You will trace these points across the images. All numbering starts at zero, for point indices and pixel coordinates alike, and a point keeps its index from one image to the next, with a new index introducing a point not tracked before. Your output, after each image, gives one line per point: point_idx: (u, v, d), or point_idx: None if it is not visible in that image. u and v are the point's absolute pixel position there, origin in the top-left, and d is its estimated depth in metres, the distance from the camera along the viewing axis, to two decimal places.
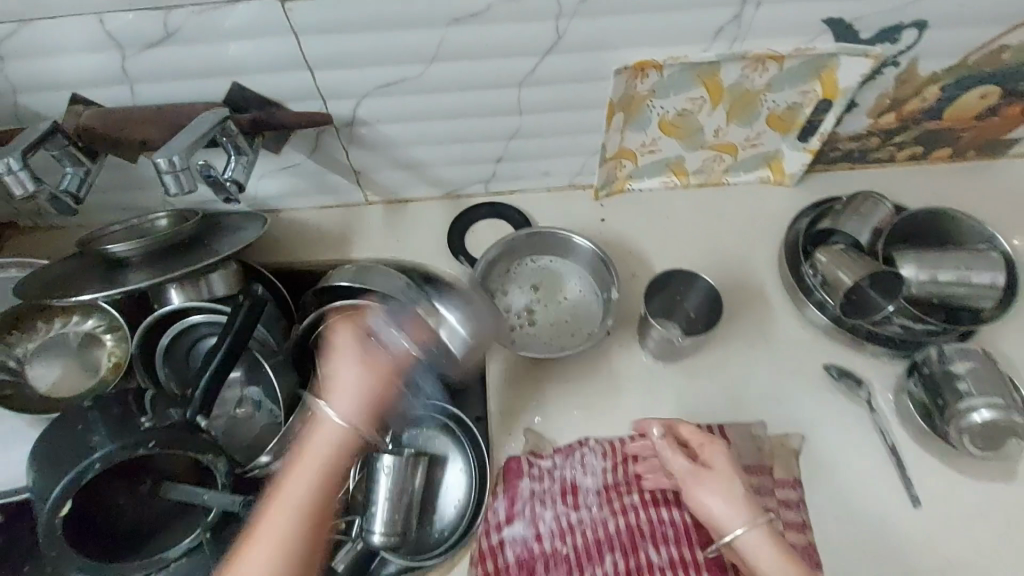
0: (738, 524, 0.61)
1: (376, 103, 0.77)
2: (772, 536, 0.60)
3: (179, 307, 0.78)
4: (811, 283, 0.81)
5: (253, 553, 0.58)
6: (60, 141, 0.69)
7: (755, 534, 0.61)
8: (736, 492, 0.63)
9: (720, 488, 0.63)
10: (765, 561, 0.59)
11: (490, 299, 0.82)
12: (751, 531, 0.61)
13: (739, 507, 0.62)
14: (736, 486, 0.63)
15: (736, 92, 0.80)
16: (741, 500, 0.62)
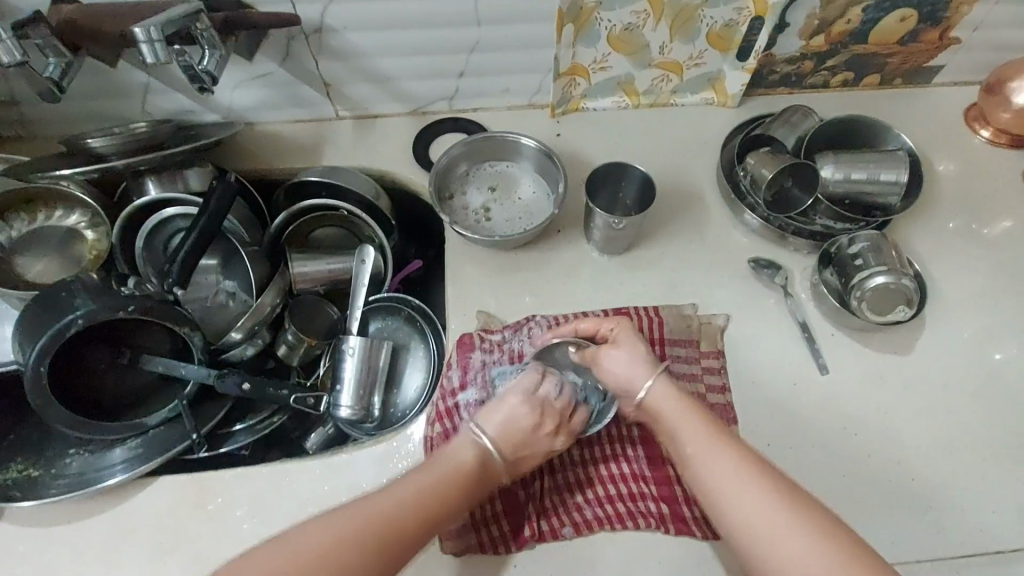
0: (645, 381, 0.68)
1: (342, 8, 0.83)
2: (675, 388, 0.67)
3: (155, 199, 0.84)
4: (743, 185, 0.88)
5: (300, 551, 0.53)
6: (42, 31, 0.73)
7: (663, 386, 0.67)
8: (639, 356, 0.70)
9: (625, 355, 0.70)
10: (670, 408, 0.65)
11: (450, 198, 0.89)
12: (659, 383, 0.67)
13: (644, 367, 0.69)
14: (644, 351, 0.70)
15: (676, 6, 0.87)
16: (649, 360, 0.69)
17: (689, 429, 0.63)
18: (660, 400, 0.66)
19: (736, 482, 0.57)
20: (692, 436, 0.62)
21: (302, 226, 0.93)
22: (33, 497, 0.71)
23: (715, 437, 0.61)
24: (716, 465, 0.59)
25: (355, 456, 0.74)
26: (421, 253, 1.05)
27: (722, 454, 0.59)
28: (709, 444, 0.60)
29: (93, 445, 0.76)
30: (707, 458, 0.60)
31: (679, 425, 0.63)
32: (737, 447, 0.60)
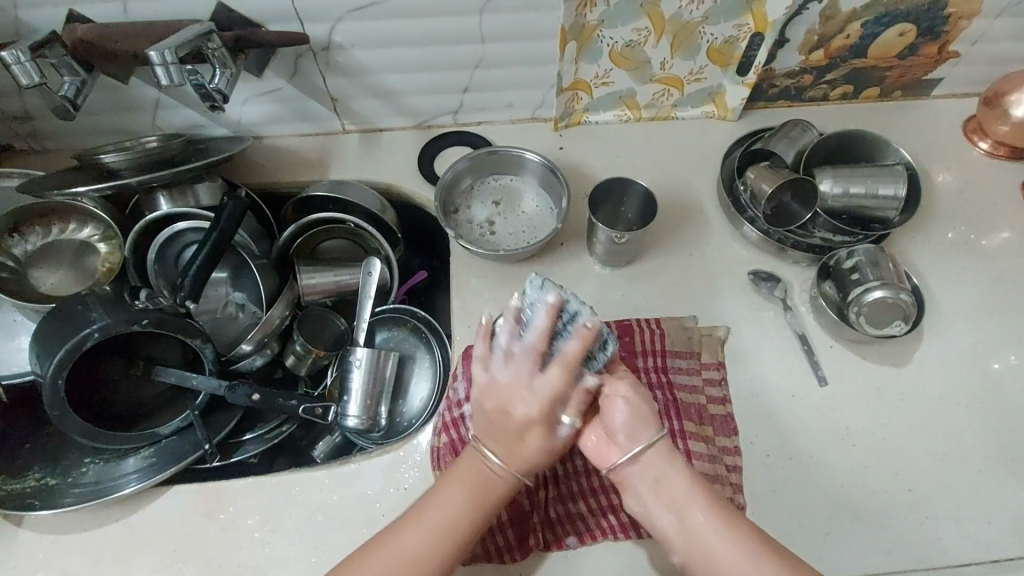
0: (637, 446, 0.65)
1: (350, 26, 0.85)
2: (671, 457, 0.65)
3: (167, 213, 0.86)
4: (742, 199, 0.90)
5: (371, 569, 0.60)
6: (58, 50, 0.75)
7: (661, 454, 0.65)
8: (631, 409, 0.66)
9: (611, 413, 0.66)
10: (671, 477, 0.64)
11: (455, 211, 0.90)
12: (657, 450, 0.65)
13: (644, 425, 0.66)
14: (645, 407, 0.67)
15: (677, 24, 0.89)
16: (645, 418, 0.66)
17: (692, 503, 0.63)
18: (657, 469, 0.64)
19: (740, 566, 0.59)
20: (693, 509, 0.62)
21: (310, 238, 0.95)
22: (51, 506, 0.73)
23: (721, 515, 0.62)
24: (722, 547, 0.60)
25: (362, 466, 0.75)
26: (425, 264, 1.07)
27: (726, 537, 0.60)
28: (716, 522, 0.61)
29: (107, 455, 0.78)
30: (715, 536, 0.61)
31: (678, 499, 0.63)
32: (736, 527, 0.61)
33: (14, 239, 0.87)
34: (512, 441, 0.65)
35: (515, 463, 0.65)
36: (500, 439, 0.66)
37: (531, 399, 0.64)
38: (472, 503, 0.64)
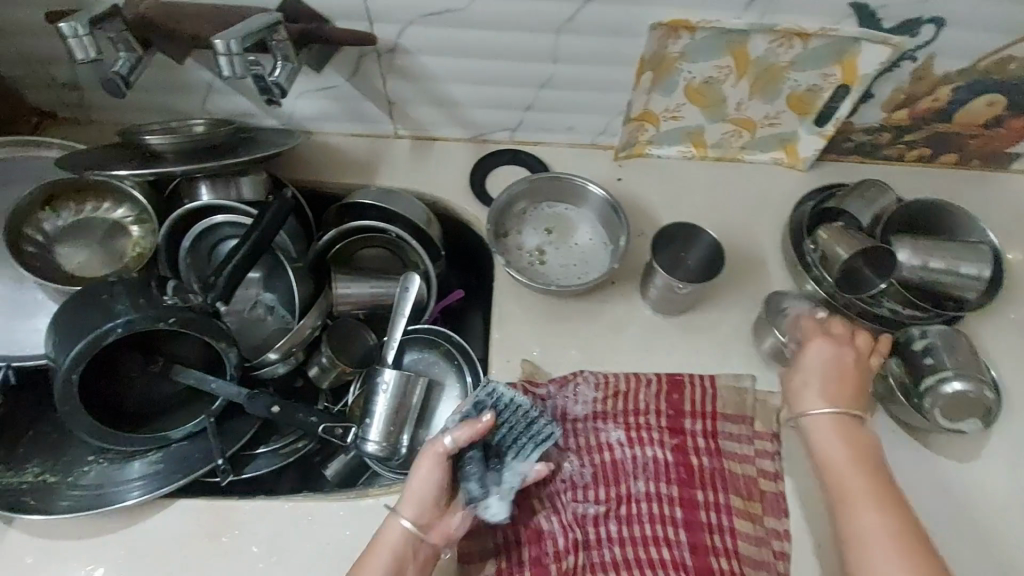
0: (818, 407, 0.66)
1: (419, 31, 0.80)
2: (843, 425, 0.65)
3: (207, 204, 0.82)
4: (810, 259, 0.84)
5: None
6: (117, 25, 0.70)
7: (825, 419, 0.65)
8: (821, 362, 0.68)
9: (809, 377, 0.68)
10: (829, 442, 0.64)
11: (505, 237, 0.85)
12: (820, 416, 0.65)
13: (832, 391, 0.66)
14: (822, 363, 0.68)
15: (762, 66, 0.84)
16: (848, 390, 0.67)
17: (851, 472, 0.61)
18: (821, 430, 0.65)
19: (878, 532, 0.57)
20: (851, 474, 0.61)
21: (349, 245, 0.91)
22: (45, 510, 0.67)
23: (881, 492, 0.59)
24: (857, 519, 0.58)
25: (382, 500, 0.70)
26: (462, 283, 1.02)
27: (870, 514, 0.58)
28: (863, 489, 0.60)
29: (112, 455, 0.74)
30: (861, 512, 0.59)
31: (835, 465, 0.62)
32: (892, 510, 0.58)
33: (46, 213, 0.82)
34: (418, 499, 0.64)
35: (428, 518, 0.64)
36: (410, 500, 0.63)
37: (424, 475, 0.64)
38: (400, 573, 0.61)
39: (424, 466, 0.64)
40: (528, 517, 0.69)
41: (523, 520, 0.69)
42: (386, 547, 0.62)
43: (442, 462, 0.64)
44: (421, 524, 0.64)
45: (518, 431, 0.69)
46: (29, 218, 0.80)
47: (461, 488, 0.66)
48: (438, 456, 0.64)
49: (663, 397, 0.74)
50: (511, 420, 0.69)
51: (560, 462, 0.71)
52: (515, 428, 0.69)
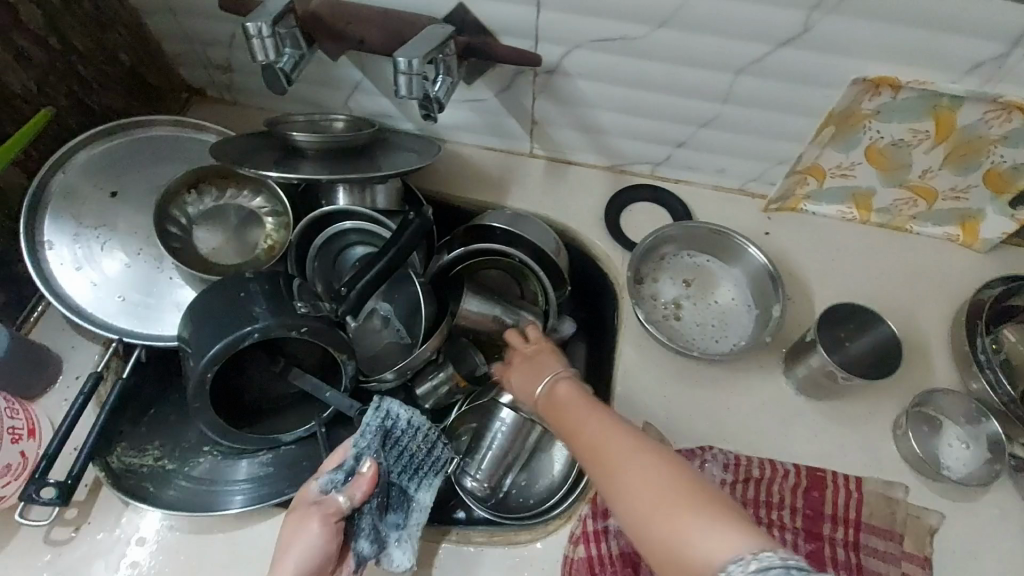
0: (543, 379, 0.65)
1: (586, 56, 0.75)
2: (577, 385, 0.61)
3: (341, 209, 0.81)
4: (985, 359, 0.74)
5: None
6: (289, 22, 0.68)
7: (557, 382, 0.62)
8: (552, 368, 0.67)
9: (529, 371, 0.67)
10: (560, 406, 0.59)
11: (641, 284, 0.80)
12: (555, 380, 0.63)
13: (535, 377, 0.67)
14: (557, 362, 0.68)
15: (967, 136, 0.73)
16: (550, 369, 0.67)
17: (582, 412, 0.55)
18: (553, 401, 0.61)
19: (629, 458, 0.47)
20: (583, 412, 0.56)
21: (471, 263, 0.87)
22: (158, 500, 0.68)
23: (604, 421, 0.53)
24: (623, 473, 0.47)
25: (484, 550, 0.68)
26: (575, 315, 0.97)
27: (635, 460, 0.47)
28: (617, 440, 0.50)
29: (224, 449, 0.74)
30: (603, 441, 0.51)
31: (571, 416, 0.56)
32: (613, 424, 0.52)
33: (190, 195, 0.82)
34: (307, 568, 0.60)
35: None
36: (286, 559, 0.60)
37: (302, 540, 0.60)
38: None
39: (311, 528, 0.60)
40: None
41: None
42: None
43: (318, 519, 0.61)
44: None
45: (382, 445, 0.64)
46: (175, 199, 0.81)
47: (353, 547, 0.63)
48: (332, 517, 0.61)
49: (800, 493, 0.67)
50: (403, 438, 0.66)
51: None
52: (415, 457, 0.67)
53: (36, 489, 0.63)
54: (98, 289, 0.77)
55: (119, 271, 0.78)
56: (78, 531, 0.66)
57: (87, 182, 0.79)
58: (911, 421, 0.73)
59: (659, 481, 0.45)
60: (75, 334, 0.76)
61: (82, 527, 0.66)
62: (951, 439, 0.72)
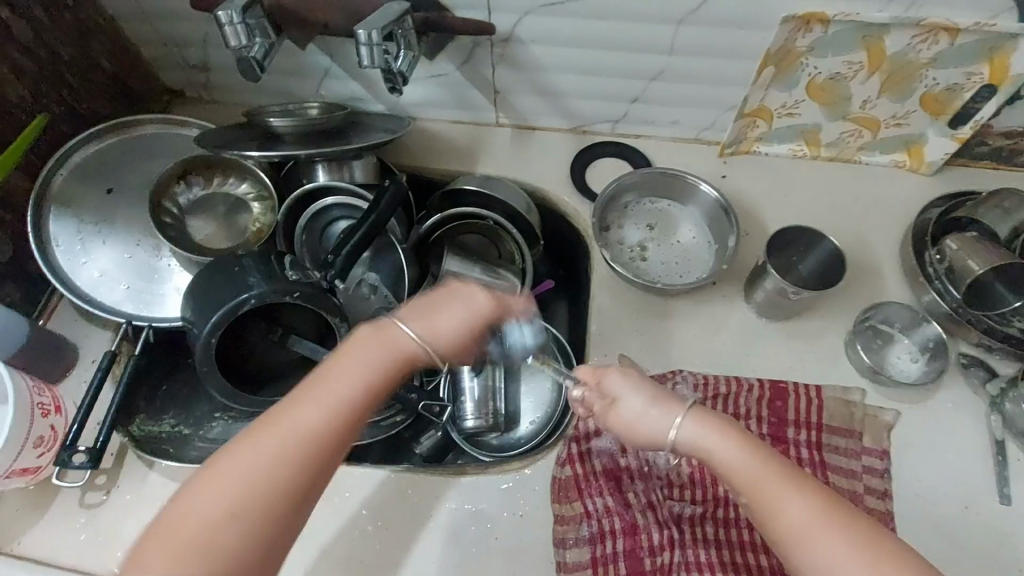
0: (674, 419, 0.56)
1: (536, 21, 0.80)
2: (713, 419, 0.55)
3: (322, 185, 0.86)
4: (934, 270, 0.79)
5: (280, 425, 0.48)
6: (257, 13, 0.73)
7: (701, 420, 0.55)
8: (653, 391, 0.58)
9: (638, 399, 0.58)
10: (713, 444, 0.54)
11: (607, 230, 0.85)
12: (694, 419, 0.55)
13: (661, 413, 0.57)
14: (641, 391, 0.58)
15: (898, 63, 0.78)
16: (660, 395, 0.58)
17: (767, 470, 0.52)
18: (697, 441, 0.55)
19: (808, 526, 0.49)
20: (742, 464, 0.52)
21: (448, 231, 0.94)
22: (179, 457, 0.75)
23: (784, 478, 0.51)
24: (785, 516, 0.50)
25: (478, 480, 0.73)
26: (552, 272, 1.03)
27: (793, 499, 0.50)
28: (771, 485, 0.51)
29: (235, 413, 0.80)
30: (777, 502, 0.50)
31: (759, 487, 0.51)
32: (803, 485, 0.51)
33: (179, 186, 0.88)
34: (442, 324, 0.57)
35: (435, 336, 0.57)
36: (422, 316, 0.57)
37: (462, 304, 0.59)
38: (378, 380, 0.53)
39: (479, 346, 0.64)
40: (623, 507, 0.69)
41: (618, 510, 0.69)
42: (372, 358, 0.53)
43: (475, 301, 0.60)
44: (428, 337, 0.56)
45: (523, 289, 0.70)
46: (166, 189, 0.86)
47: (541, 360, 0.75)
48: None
49: (765, 403, 0.73)
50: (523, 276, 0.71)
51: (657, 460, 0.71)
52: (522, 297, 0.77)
53: (69, 455, 0.69)
54: (103, 279, 0.83)
55: (120, 261, 0.85)
56: (109, 493, 0.73)
57: (84, 182, 0.85)
58: (860, 335, 0.79)
59: (862, 543, 0.47)
60: (87, 322, 0.82)
61: (112, 490, 0.73)
62: (899, 353, 0.78)
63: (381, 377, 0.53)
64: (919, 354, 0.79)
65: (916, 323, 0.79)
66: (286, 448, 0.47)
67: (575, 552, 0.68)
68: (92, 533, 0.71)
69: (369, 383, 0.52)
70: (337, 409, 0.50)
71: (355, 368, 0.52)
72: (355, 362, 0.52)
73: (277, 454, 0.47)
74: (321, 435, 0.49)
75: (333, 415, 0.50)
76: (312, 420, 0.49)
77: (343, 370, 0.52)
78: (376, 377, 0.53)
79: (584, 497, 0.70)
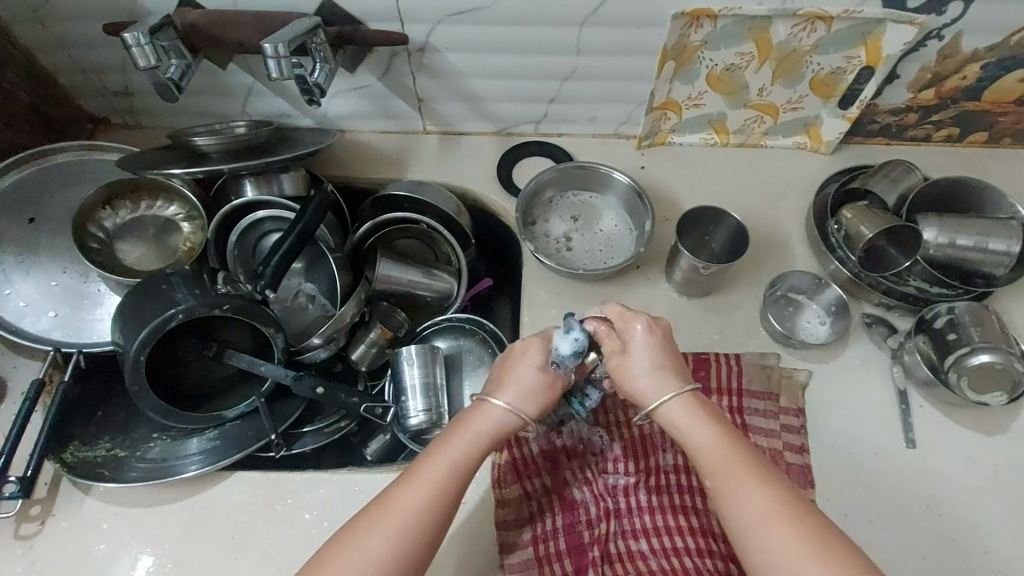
0: (664, 393, 0.61)
1: (448, 30, 0.84)
2: (696, 405, 0.61)
3: (251, 200, 0.87)
4: (835, 240, 0.85)
5: (399, 501, 0.55)
6: (170, 34, 0.76)
7: (682, 401, 0.61)
8: (651, 361, 0.63)
9: (644, 362, 0.63)
10: (690, 426, 0.60)
11: (533, 225, 0.89)
12: (679, 397, 0.61)
13: (662, 379, 0.62)
14: (650, 353, 0.64)
15: (784, 51, 0.85)
16: (670, 368, 0.63)
17: (728, 455, 0.57)
18: (677, 417, 0.61)
19: (756, 521, 0.53)
20: (715, 458, 0.57)
21: (383, 236, 0.95)
22: (117, 479, 0.74)
23: (749, 473, 0.56)
24: (744, 506, 0.54)
25: None
26: (490, 271, 1.06)
27: (749, 489, 0.55)
28: (733, 476, 0.56)
29: (174, 432, 0.80)
30: (734, 492, 0.55)
31: (722, 477, 0.56)
32: (772, 483, 0.55)
33: (105, 211, 0.88)
34: (529, 391, 0.63)
35: (525, 411, 0.62)
36: (509, 385, 0.63)
37: (538, 371, 0.64)
38: (474, 458, 0.59)
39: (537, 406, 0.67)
40: (562, 484, 0.72)
41: (557, 488, 0.72)
42: (461, 441, 0.59)
43: (551, 379, 0.64)
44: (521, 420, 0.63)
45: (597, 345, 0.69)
46: (90, 215, 0.86)
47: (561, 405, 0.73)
48: (559, 381, 0.64)
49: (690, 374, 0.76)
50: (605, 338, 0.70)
51: (591, 437, 0.74)
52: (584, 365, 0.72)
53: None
54: (29, 308, 0.82)
55: (47, 289, 0.84)
56: (44, 524, 0.72)
57: (4, 213, 0.84)
58: (772, 304, 0.84)
59: (814, 547, 0.50)
60: (14, 354, 0.81)
61: (47, 520, 0.72)
62: (809, 318, 0.84)
63: (466, 459, 0.59)
64: (820, 316, 0.84)
65: (819, 288, 0.85)
66: (399, 526, 0.53)
67: (517, 533, 0.70)
68: (27, 566, 0.70)
69: (461, 468, 0.58)
70: (440, 490, 0.56)
71: (445, 450, 0.59)
72: (455, 437, 0.59)
73: (411, 527, 0.54)
74: (428, 513, 0.55)
75: (430, 499, 0.55)
76: (421, 500, 0.55)
77: (441, 453, 0.59)
78: (462, 458, 0.59)
79: (523, 480, 0.72)
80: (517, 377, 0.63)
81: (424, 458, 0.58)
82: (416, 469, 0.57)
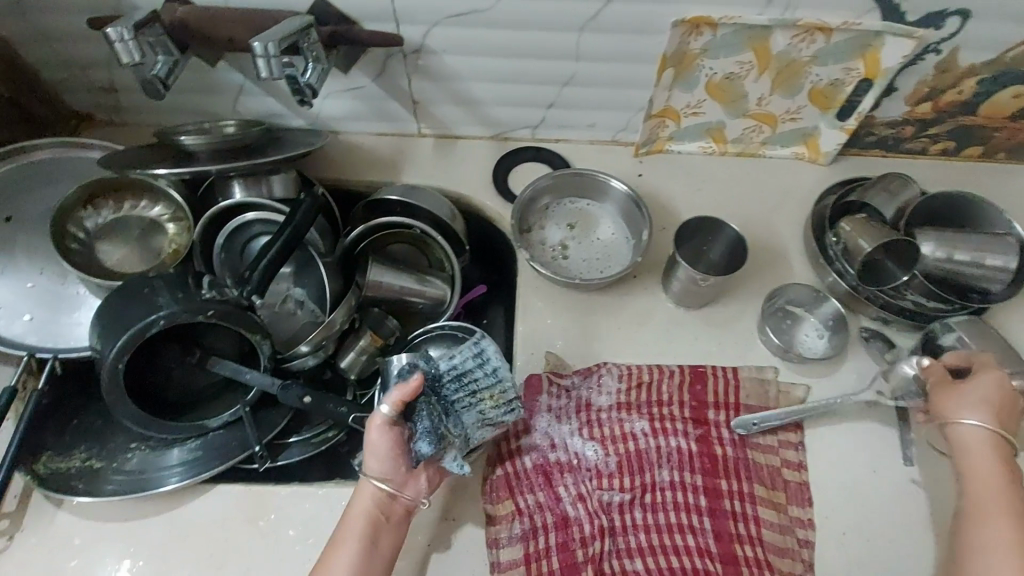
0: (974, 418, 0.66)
1: (444, 32, 0.82)
2: (998, 440, 0.65)
3: (239, 202, 0.85)
4: (833, 252, 0.85)
5: None
6: (156, 30, 0.73)
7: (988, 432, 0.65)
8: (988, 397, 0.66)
9: (976, 395, 0.67)
10: (980, 454, 0.65)
11: (530, 232, 0.88)
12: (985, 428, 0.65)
13: (976, 404, 0.66)
14: (980, 387, 0.67)
15: (784, 61, 0.84)
16: (978, 402, 0.66)
17: (995, 489, 0.63)
18: (975, 443, 0.65)
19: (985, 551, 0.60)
20: (987, 491, 0.63)
21: (375, 241, 0.93)
22: (92, 493, 0.71)
23: (1008, 512, 0.61)
24: (983, 536, 0.61)
25: None
26: (484, 278, 1.04)
27: (1000, 529, 0.60)
28: (997, 513, 0.61)
29: (153, 442, 0.77)
30: (986, 527, 0.61)
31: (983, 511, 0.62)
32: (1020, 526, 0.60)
33: (87, 211, 0.85)
34: (381, 454, 0.65)
35: (387, 476, 0.65)
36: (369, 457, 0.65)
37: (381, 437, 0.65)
38: (373, 527, 0.63)
39: (426, 472, 0.69)
40: (554, 501, 0.70)
41: (550, 505, 0.70)
42: (353, 522, 0.63)
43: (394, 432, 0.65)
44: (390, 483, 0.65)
45: (468, 393, 0.69)
46: (71, 215, 0.83)
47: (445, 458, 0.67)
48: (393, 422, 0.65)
49: (687, 388, 0.76)
50: (480, 381, 0.70)
51: (585, 452, 0.73)
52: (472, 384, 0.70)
53: None
54: (2, 311, 0.79)
55: (23, 291, 0.80)
56: (12, 539, 0.69)
57: None
58: (770, 317, 0.83)
59: None
60: None
61: (16, 535, 0.69)
62: (808, 332, 0.83)
63: (360, 531, 0.63)
64: (818, 330, 0.84)
65: (818, 301, 0.85)
66: None
67: (508, 551, 0.68)
68: None
69: (364, 539, 0.62)
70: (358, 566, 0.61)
71: (342, 538, 0.62)
72: (345, 526, 0.63)
73: None
74: None
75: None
76: None
77: (339, 539, 0.63)
78: (361, 533, 0.63)
79: (515, 495, 0.70)
80: (372, 451, 0.65)
81: (328, 556, 0.62)
82: (323, 562, 0.62)
